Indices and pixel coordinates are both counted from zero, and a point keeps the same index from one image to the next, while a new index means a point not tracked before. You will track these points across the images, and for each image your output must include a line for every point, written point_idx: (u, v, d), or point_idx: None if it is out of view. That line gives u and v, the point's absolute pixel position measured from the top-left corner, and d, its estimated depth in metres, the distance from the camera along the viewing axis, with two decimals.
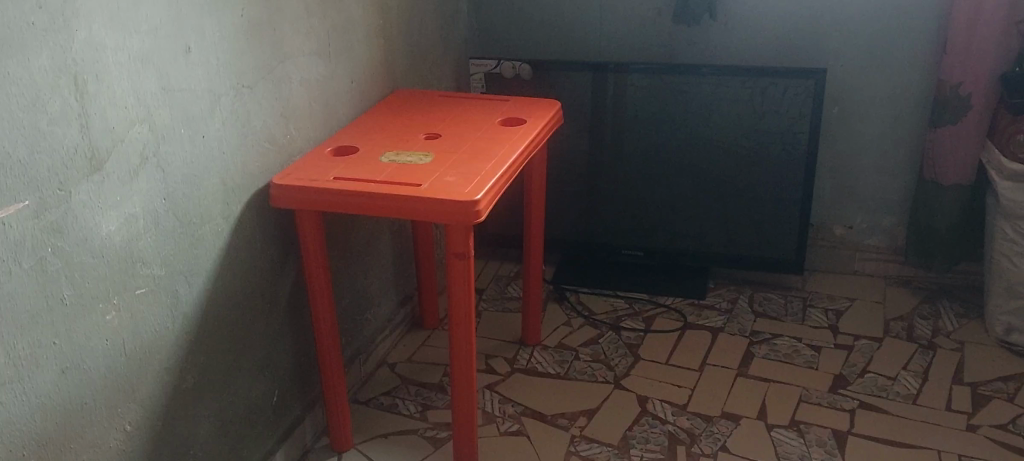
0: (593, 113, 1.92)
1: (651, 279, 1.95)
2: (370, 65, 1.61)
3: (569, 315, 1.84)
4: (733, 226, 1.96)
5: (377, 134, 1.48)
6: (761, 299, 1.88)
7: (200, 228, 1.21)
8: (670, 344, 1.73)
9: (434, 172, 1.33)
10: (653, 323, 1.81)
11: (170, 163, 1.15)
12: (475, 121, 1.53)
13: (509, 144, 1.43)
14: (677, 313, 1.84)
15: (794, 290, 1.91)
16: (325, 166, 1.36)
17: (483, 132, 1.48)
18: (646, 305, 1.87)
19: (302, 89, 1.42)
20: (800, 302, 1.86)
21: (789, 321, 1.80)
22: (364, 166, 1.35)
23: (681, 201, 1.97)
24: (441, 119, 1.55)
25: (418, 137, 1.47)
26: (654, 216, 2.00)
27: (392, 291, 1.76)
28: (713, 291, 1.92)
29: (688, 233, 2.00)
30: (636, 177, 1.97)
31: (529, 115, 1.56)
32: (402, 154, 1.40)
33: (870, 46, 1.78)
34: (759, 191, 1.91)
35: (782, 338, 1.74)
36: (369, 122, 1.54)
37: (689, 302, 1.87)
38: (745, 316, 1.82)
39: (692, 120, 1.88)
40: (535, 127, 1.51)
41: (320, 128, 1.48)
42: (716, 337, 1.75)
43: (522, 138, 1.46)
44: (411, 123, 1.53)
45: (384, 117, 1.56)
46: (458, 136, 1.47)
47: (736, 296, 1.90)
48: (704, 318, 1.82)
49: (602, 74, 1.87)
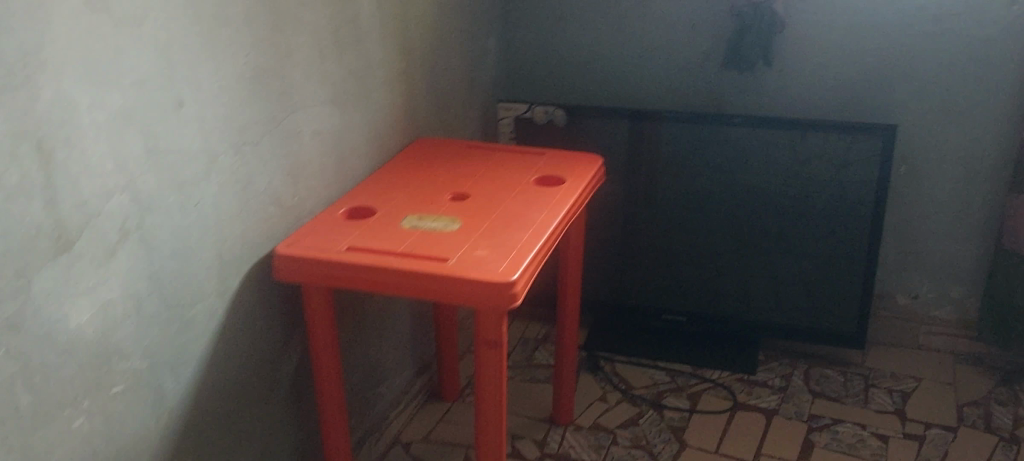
0: (631, 166, 1.74)
1: (694, 348, 1.76)
2: (389, 113, 1.44)
3: (605, 388, 1.66)
4: (784, 292, 1.78)
5: (398, 193, 1.31)
6: (818, 376, 1.70)
7: (191, 309, 1.04)
8: (719, 430, 1.55)
9: (463, 243, 1.15)
10: (698, 401, 1.63)
11: (155, 238, 0.98)
12: (508, 179, 1.36)
13: (548, 209, 1.26)
14: (725, 390, 1.65)
15: (853, 366, 1.73)
16: (337, 232, 1.19)
17: (517, 192, 1.31)
18: (690, 380, 1.69)
19: (313, 143, 1.25)
20: (861, 381, 1.68)
21: (851, 405, 1.62)
22: (383, 234, 1.18)
23: (728, 264, 1.78)
24: (469, 176, 1.37)
25: (444, 198, 1.30)
26: (697, 278, 1.82)
27: (409, 361, 1.58)
28: (764, 365, 1.74)
29: (734, 297, 1.81)
30: (679, 235, 1.79)
31: (568, 172, 1.38)
32: (425, 219, 1.22)
33: (943, 100, 1.61)
34: (815, 254, 1.72)
35: (844, 424, 1.57)
36: (388, 178, 1.36)
37: (737, 378, 1.69)
38: (801, 397, 1.64)
39: (741, 176, 1.70)
40: (575, 188, 1.33)
41: (334, 185, 1.31)
42: (770, 422, 1.58)
43: (562, 202, 1.28)
44: (436, 180, 1.36)
45: (405, 171, 1.39)
46: (490, 197, 1.29)
47: (789, 372, 1.71)
48: (756, 397, 1.64)
49: (643, 124, 1.70)
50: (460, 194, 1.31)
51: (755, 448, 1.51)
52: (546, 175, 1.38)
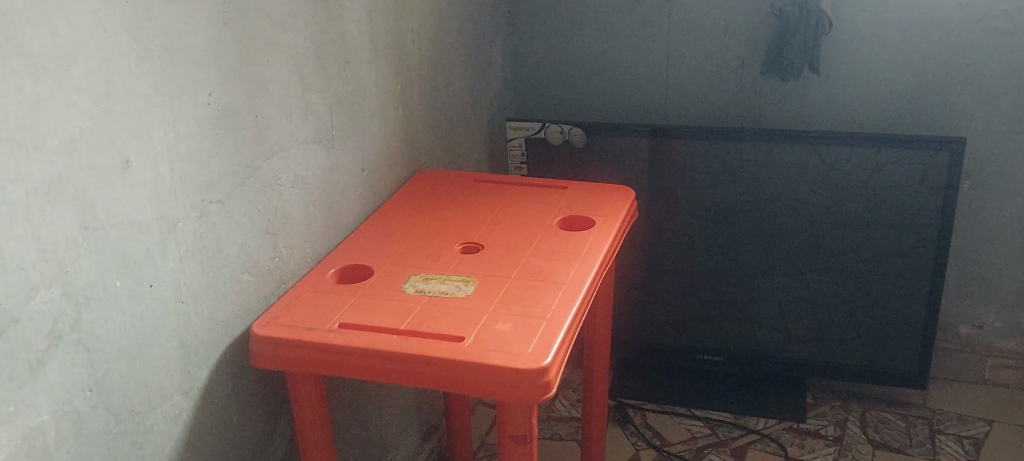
0: (657, 189, 1.54)
1: (734, 394, 1.57)
2: (386, 144, 1.24)
3: (637, 444, 1.47)
4: (833, 328, 1.58)
5: (396, 245, 1.10)
6: (875, 423, 1.51)
7: (148, 415, 0.85)
8: None
9: (481, 313, 0.95)
10: (744, 459, 1.43)
11: (98, 337, 0.78)
12: (526, 222, 1.15)
13: (577, 261, 1.05)
14: (773, 442, 1.47)
15: (913, 407, 1.53)
16: (326, 303, 0.98)
17: (538, 240, 1.10)
18: (733, 431, 1.50)
19: (296, 192, 1.05)
20: (925, 427, 1.49)
21: (918, 457, 1.42)
22: (381, 304, 0.97)
23: (769, 298, 1.58)
24: (480, 218, 1.17)
25: (452, 250, 1.09)
26: (733, 314, 1.62)
27: (415, 423, 1.38)
28: (813, 409, 1.54)
29: (776, 335, 1.61)
30: (712, 267, 1.59)
31: (596, 211, 1.17)
32: (431, 281, 1.01)
33: (1016, 108, 1.42)
34: (868, 282, 1.52)
35: None
36: (385, 226, 1.16)
37: (785, 428, 1.50)
38: (860, 448, 1.45)
39: (784, 198, 1.50)
40: (605, 231, 1.12)
41: (321, 239, 1.10)
42: None
43: (592, 251, 1.07)
44: (441, 225, 1.15)
45: (403, 215, 1.18)
46: (507, 248, 1.08)
47: (843, 419, 1.52)
48: (809, 451, 1.45)
49: (668, 142, 1.50)
50: (471, 245, 1.10)
51: None
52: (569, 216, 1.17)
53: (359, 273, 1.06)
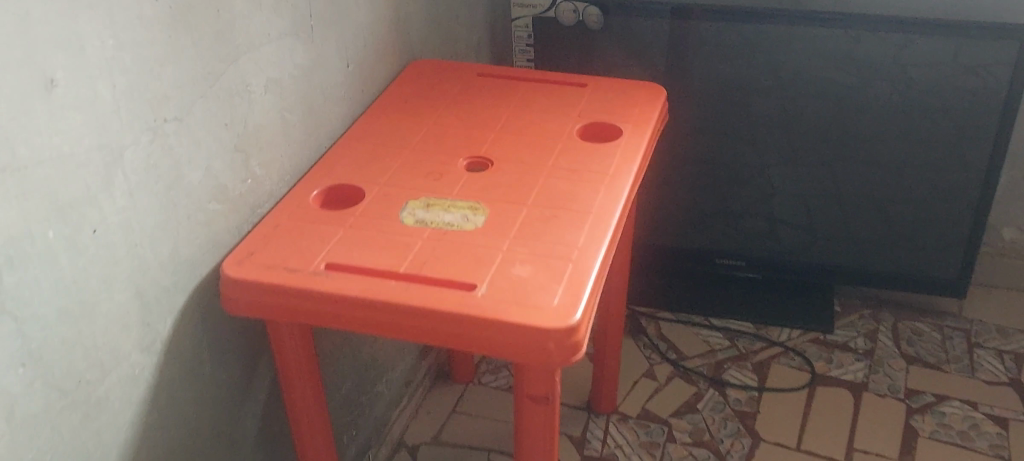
0: (674, 79, 1.35)
1: (757, 302, 1.44)
2: (378, 32, 1.06)
3: (651, 358, 1.36)
4: (869, 234, 1.43)
5: (392, 159, 0.95)
6: (908, 334, 1.39)
7: (100, 383, 0.71)
8: (798, 416, 1.26)
9: (494, 252, 0.80)
10: (768, 374, 1.33)
11: (30, 300, 0.63)
12: (541, 131, 0.99)
13: (604, 184, 0.90)
14: (798, 357, 1.35)
15: (949, 318, 1.42)
16: (311, 236, 0.83)
17: (556, 155, 0.95)
18: (754, 343, 1.38)
19: (271, 99, 0.88)
20: (963, 340, 1.38)
21: (956, 375, 1.32)
22: (376, 238, 0.83)
23: (797, 201, 1.42)
24: (488, 124, 1.00)
25: (457, 166, 0.93)
26: (757, 219, 1.46)
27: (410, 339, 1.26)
28: (842, 318, 1.42)
29: (804, 241, 1.47)
30: (738, 170, 1.41)
31: (622, 118, 1.01)
32: (433, 209, 0.86)
33: None
34: (910, 183, 1.36)
35: (950, 402, 1.28)
36: (377, 132, 0.99)
37: (811, 340, 1.39)
38: (892, 363, 1.34)
39: (819, 85, 1.30)
40: (634, 146, 0.96)
41: (302, 151, 0.94)
42: (860, 400, 1.28)
43: (621, 170, 0.92)
44: (443, 133, 0.99)
45: (397, 119, 1.02)
46: (520, 164, 0.93)
47: (874, 330, 1.41)
48: (838, 367, 1.34)
49: (687, 24, 1.29)
50: (478, 162, 0.95)
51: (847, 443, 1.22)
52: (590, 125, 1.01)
53: (349, 195, 0.91)
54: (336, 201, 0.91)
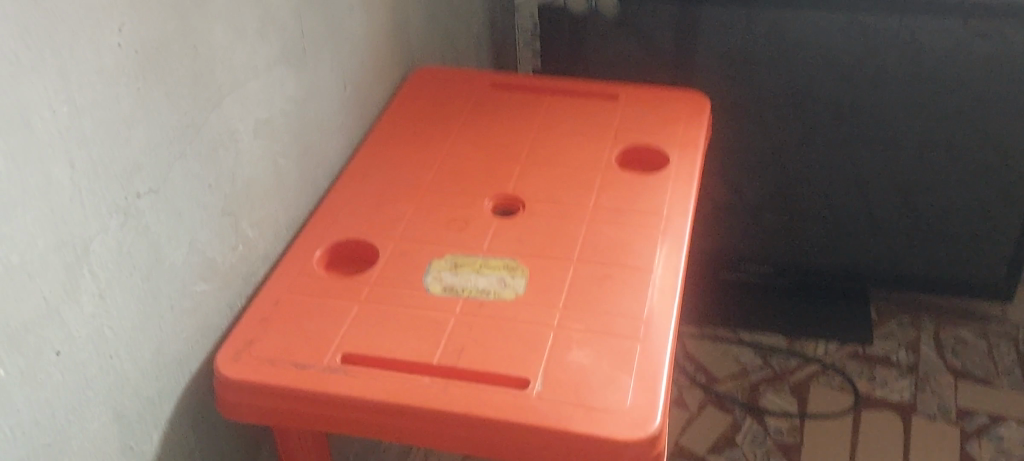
0: (685, 75, 1.18)
1: (788, 312, 1.33)
2: (375, 43, 0.90)
3: (679, 383, 1.25)
4: (907, 238, 1.27)
5: (404, 204, 0.80)
6: (953, 343, 1.29)
7: None
8: (846, 447, 1.16)
9: (544, 331, 0.67)
10: (808, 398, 1.22)
11: None
12: (575, 158, 0.85)
13: (660, 230, 0.76)
14: (838, 376, 1.25)
15: (994, 322, 1.32)
16: (319, 316, 0.69)
17: (597, 191, 0.80)
18: (790, 361, 1.28)
19: (259, 144, 0.73)
20: (1012, 348, 1.27)
21: (1009, 391, 1.22)
22: (399, 316, 0.69)
23: (823, 203, 1.26)
24: (512, 152, 0.86)
25: (483, 210, 0.79)
26: (776, 224, 1.29)
27: None
28: (880, 327, 1.32)
29: (831, 247, 1.30)
30: (753, 174, 1.25)
31: (667, 136, 0.87)
32: (462, 271, 0.72)
33: None
34: (957, 183, 1.20)
35: (1007, 423, 1.17)
36: (383, 167, 0.84)
37: (850, 355, 1.28)
38: (939, 378, 1.24)
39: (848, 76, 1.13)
40: (687, 174, 0.82)
41: (299, 198, 0.79)
42: (909, 426, 1.18)
43: (677, 209, 0.78)
44: (460, 165, 0.84)
45: (405, 148, 0.87)
46: (557, 204, 0.79)
47: (916, 340, 1.30)
48: (881, 386, 1.23)
49: (703, 14, 1.12)
50: (506, 203, 0.81)
51: None
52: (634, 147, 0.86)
53: (359, 252, 0.76)
54: (344, 259, 0.77)
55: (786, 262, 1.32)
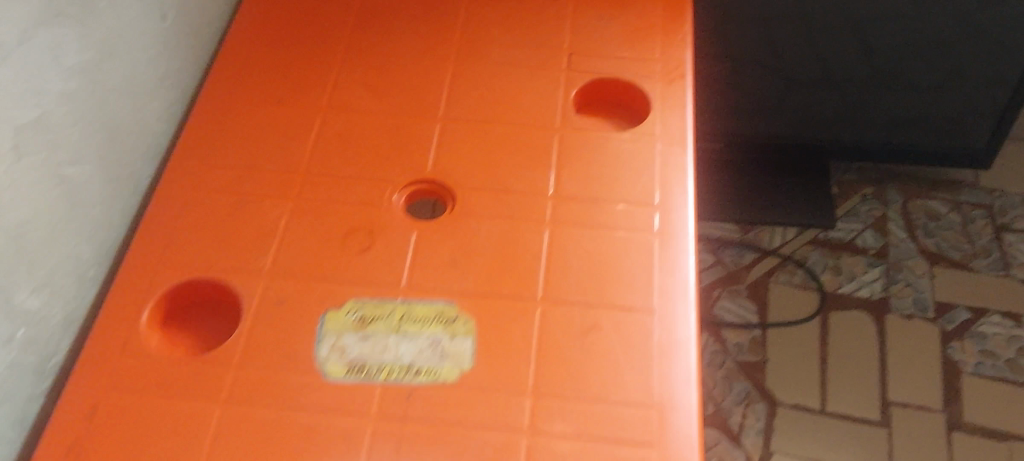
0: None
1: (742, 193, 1.13)
2: None
3: None
4: (880, 107, 1.07)
5: (275, 204, 0.54)
6: (923, 221, 1.13)
7: None
8: (816, 360, 1.01)
9: (510, 442, 0.45)
10: (769, 302, 1.06)
11: None
12: (516, 111, 0.59)
13: (653, 239, 0.53)
14: (800, 270, 1.09)
15: (966, 190, 1.16)
16: (164, 437, 0.45)
17: (555, 170, 0.56)
18: (744, 257, 1.10)
19: (27, 166, 0.44)
20: (987, 223, 1.13)
21: (988, 277, 1.08)
22: (285, 427, 0.45)
23: (781, 81, 1.03)
24: (423, 102, 0.60)
25: (393, 210, 0.54)
26: (722, 101, 1.07)
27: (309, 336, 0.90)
28: (841, 206, 1.15)
29: (787, 120, 1.08)
30: (709, 40, 1.00)
31: (636, 68, 0.62)
32: (373, 332, 0.49)
33: None
34: (947, 46, 0.98)
35: (989, 318, 1.04)
36: (234, 139, 0.57)
37: (811, 243, 1.11)
38: (911, 265, 1.09)
39: None
40: (675, 132, 0.58)
41: (111, 213, 0.52)
42: (884, 328, 1.04)
43: (671, 198, 0.55)
44: (352, 129, 0.58)
45: (266, 103, 0.59)
46: (500, 198, 0.54)
47: (882, 219, 1.13)
48: (849, 280, 1.08)
49: None
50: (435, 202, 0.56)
51: (879, 395, 0.99)
52: (599, 81, 0.61)
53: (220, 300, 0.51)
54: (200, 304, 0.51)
55: (734, 139, 1.10)
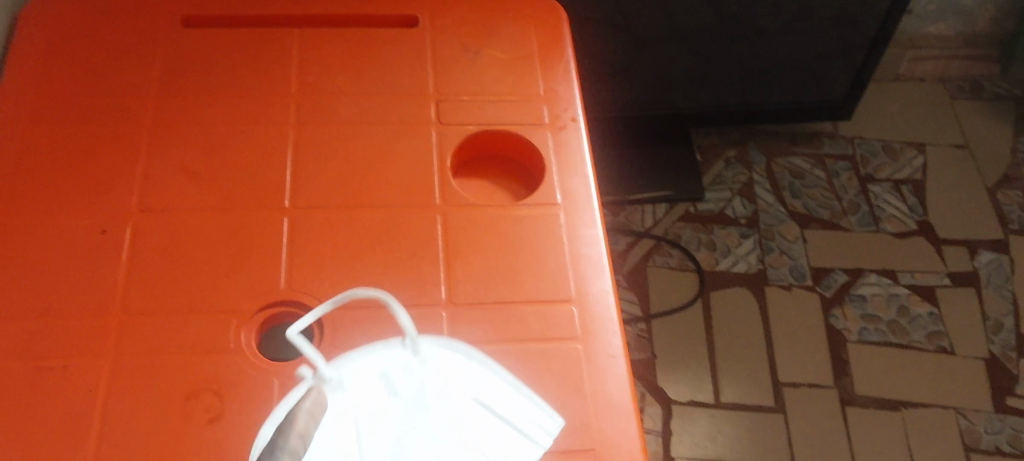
0: None
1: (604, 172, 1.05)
2: None
3: None
4: (740, 69, 1.00)
5: (87, 368, 0.41)
6: (789, 180, 1.09)
7: None
8: (704, 347, 0.96)
9: None
10: (648, 290, 1.00)
11: None
12: (383, 190, 0.48)
13: (574, 346, 0.44)
14: (675, 251, 1.02)
15: (826, 141, 1.12)
16: None
17: (445, 265, 0.46)
18: (617, 243, 1.03)
19: None
20: (852, 176, 1.09)
21: (860, 234, 1.04)
22: None
23: (633, 47, 0.94)
24: (264, 185, 0.48)
25: (245, 353, 0.42)
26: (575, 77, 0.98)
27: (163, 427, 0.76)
28: (706, 173, 1.09)
29: (644, 87, 1.00)
30: None
31: (519, 114, 0.52)
32: None
33: None
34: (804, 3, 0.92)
35: (867, 279, 1.01)
36: (22, 273, 0.44)
37: (682, 219, 1.05)
38: (783, 229, 1.04)
39: None
40: (579, 195, 0.49)
41: None
42: (766, 303, 0.99)
43: (588, 287, 0.46)
44: (177, 237, 0.46)
45: (58, 215, 0.46)
46: (382, 313, 0.44)
47: (749, 183, 1.08)
48: (725, 256, 1.02)
49: None
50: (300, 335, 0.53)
51: (770, 377, 0.94)
52: (485, 136, 0.51)
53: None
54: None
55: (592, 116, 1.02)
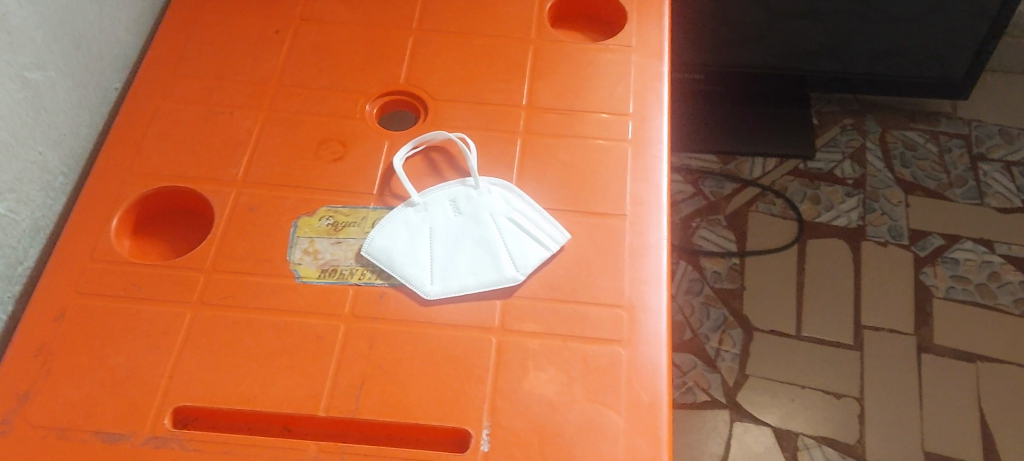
0: None
1: (723, 127, 1.12)
2: None
3: None
4: (844, 40, 1.00)
5: (246, 115, 0.54)
6: (901, 150, 1.12)
7: None
8: (793, 285, 1.01)
9: (480, 340, 0.45)
10: (748, 229, 1.06)
11: None
12: (492, 23, 0.59)
13: (626, 147, 0.53)
14: (779, 199, 1.08)
15: (943, 120, 1.15)
16: (138, 337, 0.45)
17: (531, 81, 0.56)
18: (724, 187, 1.10)
19: None
20: (963, 153, 1.11)
21: (963, 205, 1.06)
22: (257, 329, 0.46)
23: (765, 16, 0.96)
24: (400, 14, 0.59)
25: (367, 120, 0.54)
26: (696, 35, 1.00)
27: None
28: (822, 136, 1.14)
29: (768, 50, 1.02)
30: None
31: None
32: (345, 237, 0.49)
33: None
34: None
35: (962, 244, 1.03)
36: (206, 51, 0.57)
37: (790, 174, 1.11)
38: (887, 190, 1.08)
39: None
40: (652, 45, 0.58)
41: (79, 126, 0.52)
42: (860, 253, 1.03)
43: (645, 108, 0.55)
44: (327, 38, 0.57)
45: (238, 14, 0.58)
46: (475, 108, 0.54)
47: (861, 149, 1.12)
48: (827, 210, 1.07)
49: None
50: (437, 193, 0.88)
51: (852, 319, 0.98)
52: None
53: (207, 212, 0.51)
54: (199, 211, 0.53)
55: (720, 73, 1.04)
